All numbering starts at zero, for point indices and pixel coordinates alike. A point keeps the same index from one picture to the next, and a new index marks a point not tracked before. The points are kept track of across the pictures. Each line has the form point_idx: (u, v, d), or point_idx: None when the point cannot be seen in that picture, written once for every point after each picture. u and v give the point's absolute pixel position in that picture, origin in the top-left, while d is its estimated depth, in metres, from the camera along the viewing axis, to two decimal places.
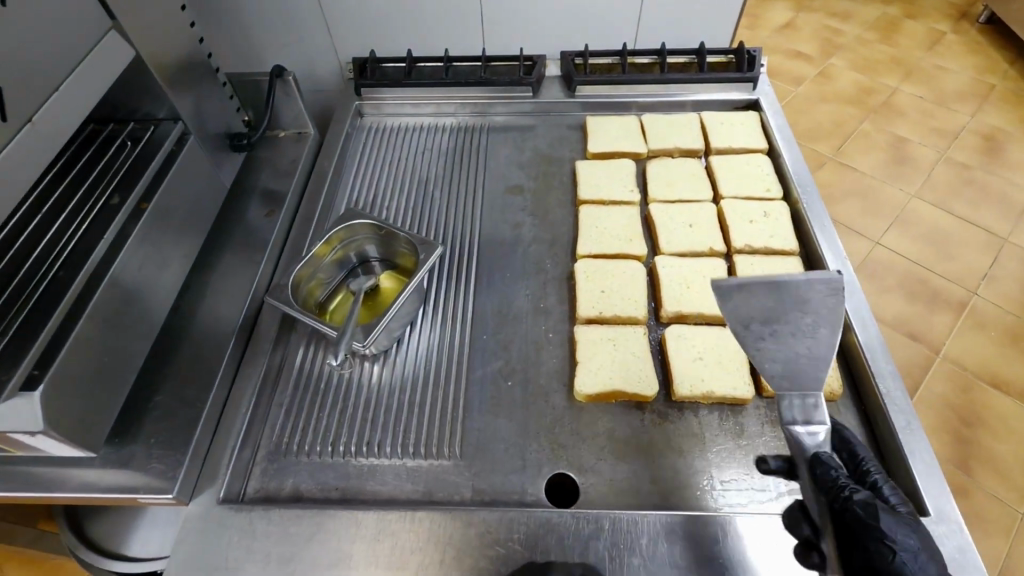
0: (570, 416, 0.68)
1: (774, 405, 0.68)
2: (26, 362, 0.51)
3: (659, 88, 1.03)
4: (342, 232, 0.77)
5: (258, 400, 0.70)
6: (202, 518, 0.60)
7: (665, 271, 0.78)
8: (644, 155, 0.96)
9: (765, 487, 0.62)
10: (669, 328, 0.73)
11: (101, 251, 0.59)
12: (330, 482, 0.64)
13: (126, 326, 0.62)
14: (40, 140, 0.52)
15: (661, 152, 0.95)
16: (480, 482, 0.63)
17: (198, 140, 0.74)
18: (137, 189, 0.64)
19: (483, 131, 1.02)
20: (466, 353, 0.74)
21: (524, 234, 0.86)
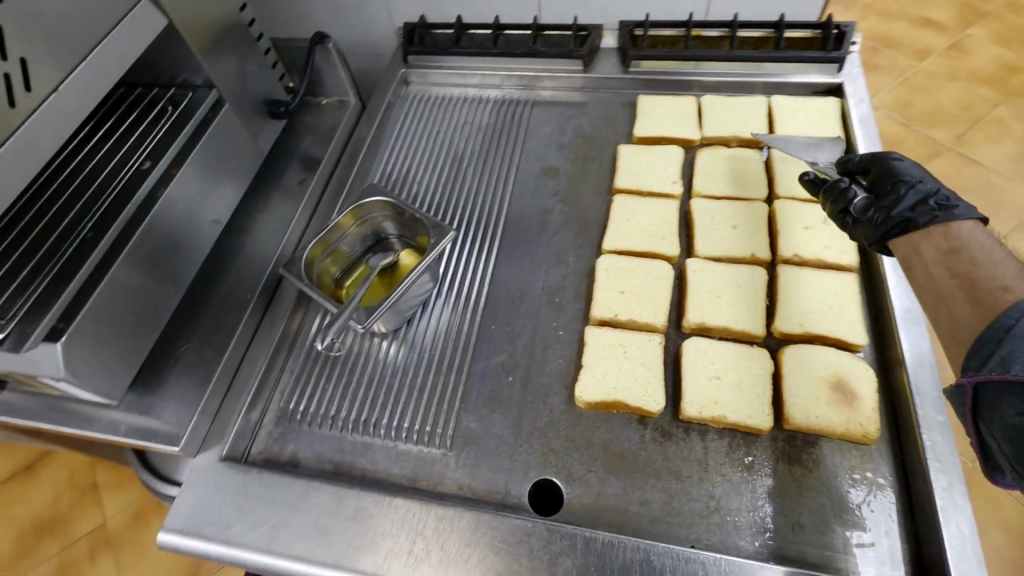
0: (567, 421, 0.65)
1: (796, 439, 0.61)
2: (50, 315, 0.55)
3: (737, 66, 0.92)
4: (358, 211, 0.77)
5: (270, 366, 0.72)
6: (204, 472, 0.64)
7: (696, 276, 0.72)
8: (697, 143, 0.87)
9: (765, 529, 0.57)
10: (688, 340, 0.68)
11: (127, 213, 0.62)
12: (325, 454, 0.66)
13: (149, 285, 0.65)
14: (65, 109, 0.53)
15: (716, 140, 0.86)
16: (466, 476, 0.63)
17: (233, 107, 0.75)
18: (167, 156, 0.66)
19: (527, 105, 0.97)
20: (473, 341, 0.73)
21: (551, 221, 0.82)
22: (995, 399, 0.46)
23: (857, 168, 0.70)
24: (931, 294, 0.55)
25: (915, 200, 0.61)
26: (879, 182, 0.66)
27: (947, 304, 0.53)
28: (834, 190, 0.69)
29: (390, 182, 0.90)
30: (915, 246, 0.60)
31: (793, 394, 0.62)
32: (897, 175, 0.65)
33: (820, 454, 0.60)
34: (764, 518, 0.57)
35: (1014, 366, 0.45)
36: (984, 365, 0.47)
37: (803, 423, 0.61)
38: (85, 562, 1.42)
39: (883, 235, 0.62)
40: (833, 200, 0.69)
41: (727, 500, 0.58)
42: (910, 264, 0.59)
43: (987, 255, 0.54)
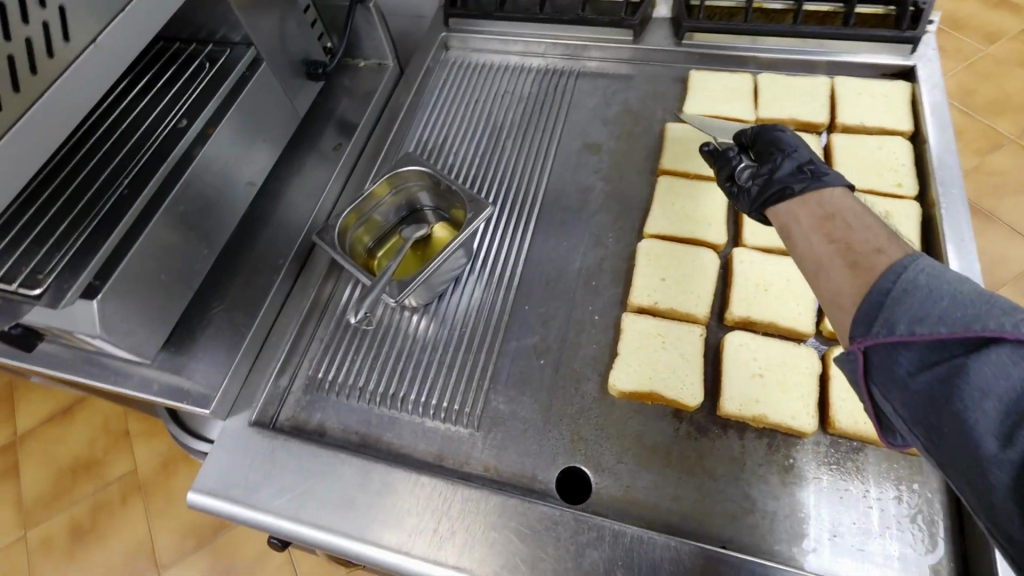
0: (599, 409, 0.63)
1: (840, 445, 0.58)
2: (88, 271, 0.54)
3: (797, 42, 0.86)
4: (392, 180, 0.75)
5: (300, 334, 0.71)
6: (233, 436, 0.64)
7: (743, 266, 0.68)
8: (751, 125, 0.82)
9: (801, 534, 0.55)
10: (731, 334, 0.64)
11: (163, 172, 0.61)
12: (352, 426, 0.66)
13: (183, 247, 0.64)
14: (102, 61, 0.51)
15: (773, 121, 0.81)
16: (492, 458, 0.62)
17: (270, 67, 0.72)
18: (204, 114, 0.65)
19: (572, 76, 0.93)
20: (505, 321, 0.71)
21: (591, 201, 0.78)
22: (884, 358, 0.39)
23: (750, 141, 0.72)
24: (813, 263, 0.49)
25: (793, 169, 0.63)
26: (762, 154, 0.69)
27: (827, 269, 0.47)
28: (725, 161, 0.71)
29: (426, 151, 0.87)
30: (793, 214, 0.56)
31: (840, 398, 0.59)
32: (777, 146, 0.68)
33: (865, 462, 0.57)
34: (761, 503, 0.56)
35: (899, 327, 0.38)
36: (870, 329, 0.40)
37: (849, 428, 0.58)
38: (119, 505, 1.48)
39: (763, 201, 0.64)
40: (724, 170, 0.71)
41: (732, 483, 0.58)
42: (788, 230, 0.57)
43: (858, 217, 0.50)
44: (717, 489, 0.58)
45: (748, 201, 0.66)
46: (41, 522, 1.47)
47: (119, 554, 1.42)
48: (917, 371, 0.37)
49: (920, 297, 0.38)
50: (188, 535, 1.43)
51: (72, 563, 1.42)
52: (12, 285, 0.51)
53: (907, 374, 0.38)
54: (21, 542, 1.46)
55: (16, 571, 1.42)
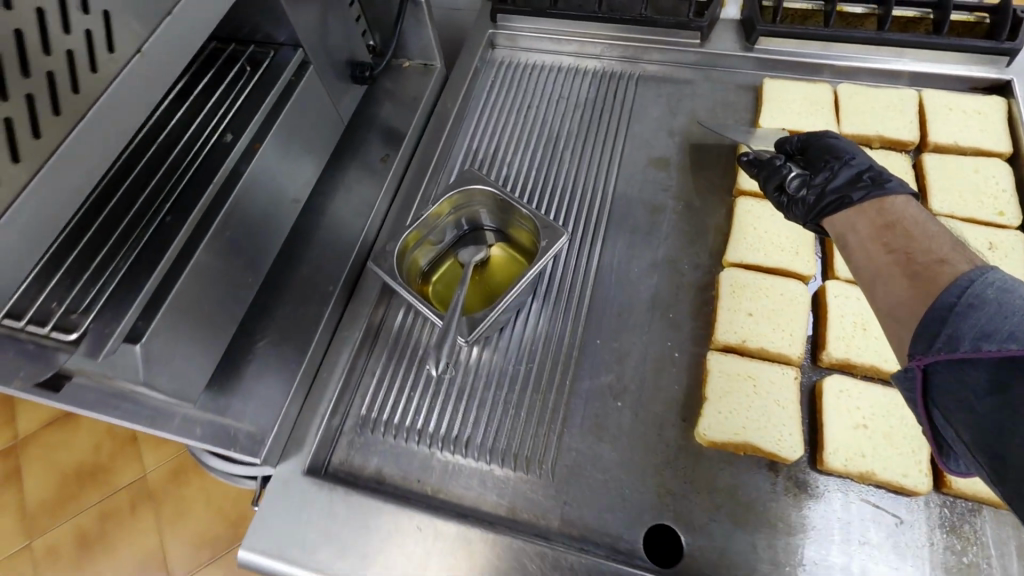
0: (686, 459, 0.58)
1: (953, 506, 0.54)
2: (130, 315, 0.48)
3: (862, 49, 0.80)
4: (458, 197, 0.69)
5: (352, 368, 0.65)
6: (284, 485, 0.58)
7: (838, 302, 0.63)
8: None
9: None
10: (829, 378, 0.59)
11: (209, 196, 0.55)
12: (413, 473, 0.60)
13: (228, 277, 0.58)
14: (149, 75, 0.44)
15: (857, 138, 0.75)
16: (571, 513, 0.57)
17: (317, 71, 0.65)
18: (250, 128, 0.58)
19: (632, 81, 0.85)
20: (575, 356, 0.65)
21: (662, 222, 0.72)
22: (947, 376, 0.39)
23: (795, 148, 0.69)
24: (869, 273, 0.51)
25: (851, 175, 0.60)
26: (813, 160, 0.65)
27: (882, 279, 0.49)
28: (769, 167, 0.67)
29: (477, 161, 0.80)
30: (851, 223, 0.57)
31: None
32: (833, 152, 0.64)
33: (983, 526, 0.53)
34: (829, 534, 0.54)
35: (963, 343, 0.38)
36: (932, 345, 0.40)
37: (967, 488, 0.53)
38: (126, 512, 1.27)
39: (820, 211, 0.60)
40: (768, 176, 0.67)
41: (804, 515, 0.55)
42: (846, 242, 0.56)
43: (920, 227, 0.51)
44: (795, 527, 0.54)
45: (800, 210, 0.63)
46: (48, 530, 1.26)
47: (129, 567, 1.22)
48: (983, 391, 0.37)
49: (988, 311, 0.38)
50: (203, 546, 1.24)
51: (85, 571, 1.22)
52: (46, 329, 0.45)
53: (974, 394, 0.38)
54: (26, 553, 1.24)
55: None
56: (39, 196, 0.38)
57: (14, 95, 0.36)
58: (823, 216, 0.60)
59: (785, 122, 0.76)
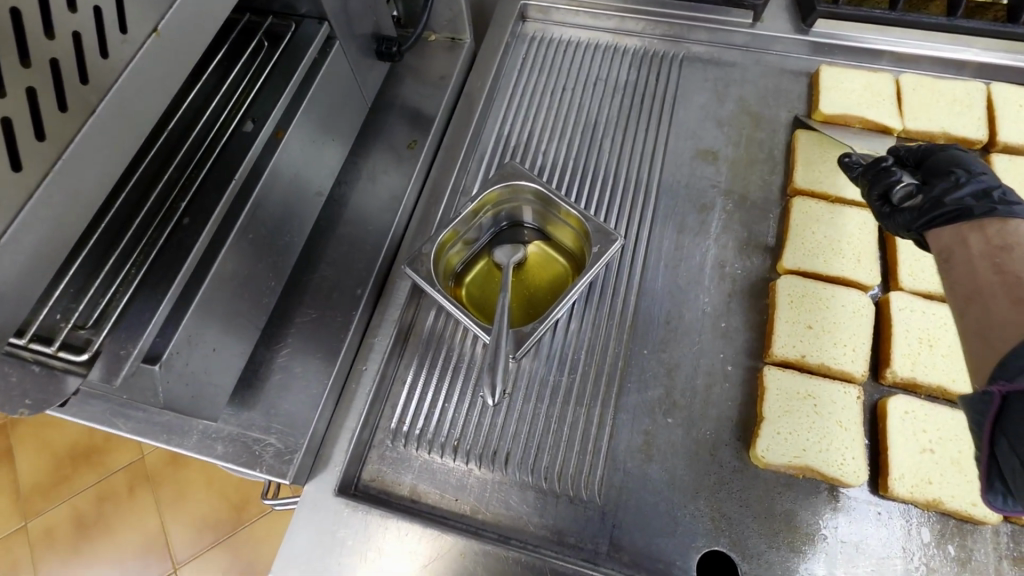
0: (742, 482, 0.55)
1: (1020, 535, 0.52)
2: (150, 332, 0.43)
3: (922, 35, 0.74)
4: (502, 192, 0.65)
5: (383, 375, 0.60)
6: (315, 504, 0.54)
7: (902, 316, 0.59)
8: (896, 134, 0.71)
9: None
10: (894, 398, 0.56)
11: (230, 194, 0.49)
12: (449, 490, 0.56)
13: (247, 283, 0.53)
14: (166, 58, 0.38)
15: (920, 134, 0.70)
16: (621, 537, 0.54)
17: (340, 49, 0.59)
18: (274, 115, 0.52)
19: (675, 62, 0.79)
20: (621, 367, 0.61)
21: (711, 222, 0.68)
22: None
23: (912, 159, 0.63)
24: (969, 288, 0.46)
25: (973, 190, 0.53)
26: (932, 172, 0.59)
27: (986, 299, 0.44)
28: (874, 169, 0.62)
29: (509, 148, 0.74)
30: (962, 237, 0.51)
31: None
32: (958, 167, 0.57)
33: None
34: (892, 562, 0.51)
35: None
36: None
37: None
38: (124, 495, 1.19)
39: (930, 217, 0.54)
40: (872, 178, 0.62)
41: (869, 542, 0.52)
42: (951, 256, 0.51)
43: None
44: (858, 554, 0.52)
45: (905, 215, 0.57)
46: (43, 512, 1.17)
47: (129, 551, 1.14)
48: None
49: None
50: (207, 529, 1.17)
51: (82, 556, 1.13)
52: (53, 348, 0.40)
53: None
54: (20, 536, 1.15)
55: (17, 570, 1.13)
56: (45, 205, 0.32)
57: (14, 87, 0.29)
58: (928, 225, 0.54)
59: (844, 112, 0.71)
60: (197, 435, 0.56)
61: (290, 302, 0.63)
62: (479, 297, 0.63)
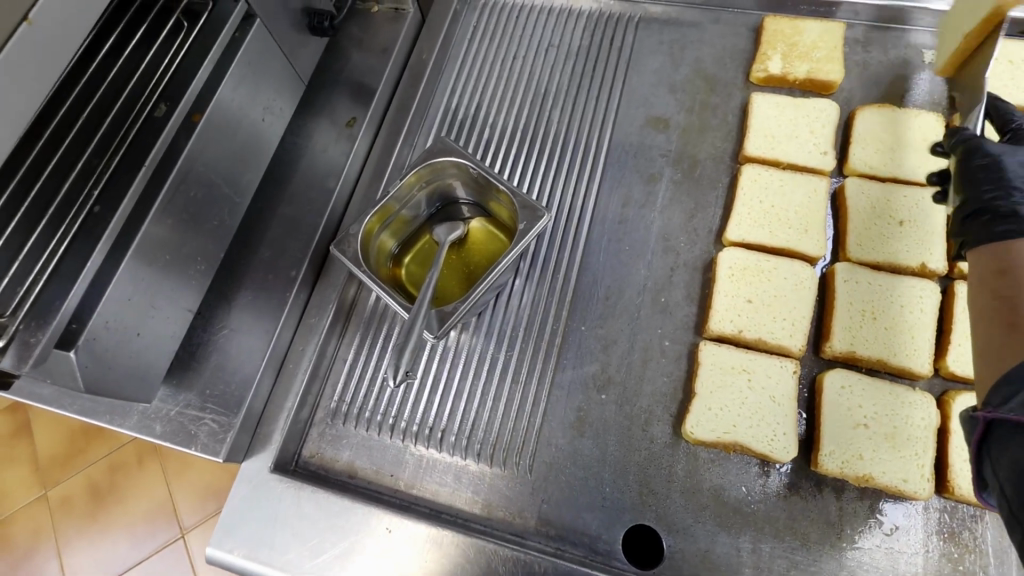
0: (672, 457, 0.55)
1: (954, 510, 0.51)
2: (59, 319, 0.44)
3: None
4: (426, 171, 0.63)
5: (322, 354, 0.61)
6: (252, 481, 0.56)
7: (846, 288, 0.57)
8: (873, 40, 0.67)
9: None
10: (831, 372, 0.55)
11: (140, 181, 0.49)
12: (384, 467, 0.57)
13: (171, 267, 0.54)
14: (40, 46, 0.37)
15: None
16: (549, 511, 0.55)
17: (262, 24, 0.57)
18: (186, 97, 0.51)
19: (632, 23, 0.75)
20: (558, 342, 0.60)
21: (658, 193, 0.65)
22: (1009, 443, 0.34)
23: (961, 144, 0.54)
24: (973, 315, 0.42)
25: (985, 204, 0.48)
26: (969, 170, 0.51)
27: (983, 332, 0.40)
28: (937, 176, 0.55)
29: (455, 123, 0.72)
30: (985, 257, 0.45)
31: (961, 455, 0.51)
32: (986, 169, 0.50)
33: (984, 532, 0.50)
34: (819, 536, 0.51)
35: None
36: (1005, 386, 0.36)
37: (970, 494, 0.50)
38: (135, 466, 1.24)
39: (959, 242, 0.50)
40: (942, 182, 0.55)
41: (798, 517, 0.52)
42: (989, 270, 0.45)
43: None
44: (786, 529, 0.51)
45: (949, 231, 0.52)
46: (60, 482, 1.23)
47: (141, 518, 1.20)
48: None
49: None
50: (209, 497, 1.21)
51: (97, 523, 1.20)
52: None
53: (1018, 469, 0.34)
54: (41, 504, 1.22)
55: (39, 536, 1.20)
56: None
57: None
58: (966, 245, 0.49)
59: (785, 68, 0.68)
60: (139, 416, 0.58)
61: (231, 283, 0.64)
62: (419, 276, 0.63)
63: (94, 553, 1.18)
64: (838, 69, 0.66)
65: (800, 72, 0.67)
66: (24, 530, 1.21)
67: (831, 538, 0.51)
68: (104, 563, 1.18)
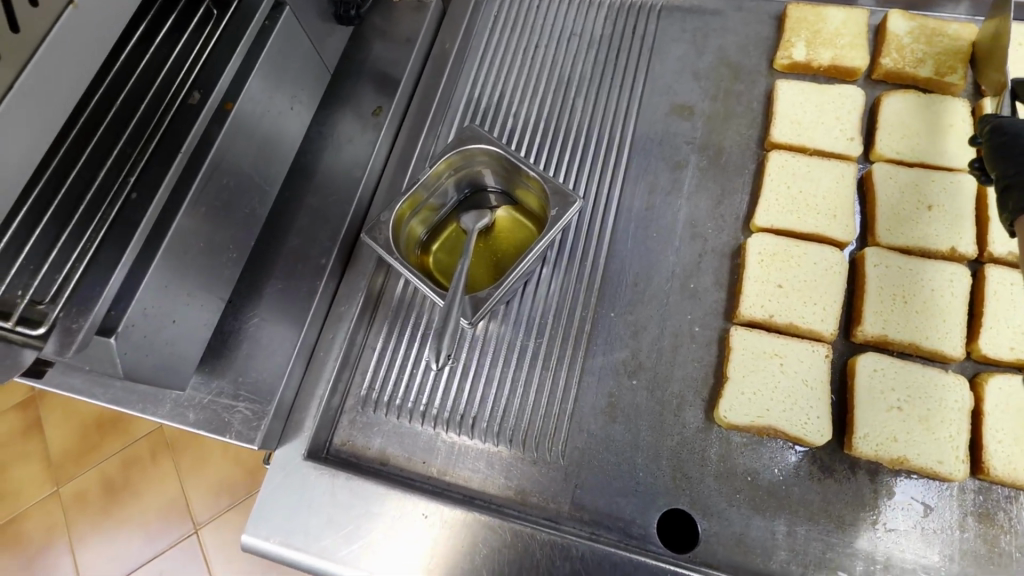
0: (704, 442, 0.55)
1: (989, 492, 0.51)
2: (100, 305, 0.45)
3: None
4: (457, 158, 0.63)
5: (352, 343, 0.61)
6: (285, 469, 0.56)
7: (877, 272, 0.57)
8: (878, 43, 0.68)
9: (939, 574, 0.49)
10: (863, 356, 0.55)
11: (176, 169, 0.49)
12: (417, 454, 0.58)
13: (204, 255, 0.54)
14: (86, 29, 0.37)
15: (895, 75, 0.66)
16: (583, 496, 0.55)
17: (290, 12, 0.57)
18: (220, 85, 0.51)
19: (654, 11, 0.75)
20: (588, 329, 0.61)
21: (684, 180, 0.66)
22: None
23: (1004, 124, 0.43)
24: None
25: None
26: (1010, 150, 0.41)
27: None
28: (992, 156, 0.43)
29: (479, 112, 0.72)
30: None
31: (995, 437, 0.51)
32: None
33: (1019, 513, 0.50)
34: (855, 519, 0.51)
35: None
36: None
37: (1005, 475, 0.50)
38: (148, 461, 1.24)
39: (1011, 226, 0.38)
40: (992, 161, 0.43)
41: (833, 500, 0.52)
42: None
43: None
44: (822, 512, 0.52)
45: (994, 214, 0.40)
46: (73, 477, 1.23)
47: (155, 513, 1.20)
48: None
49: None
50: (223, 492, 1.21)
51: (111, 519, 1.20)
52: (10, 323, 0.42)
53: None
54: (54, 500, 1.22)
55: (53, 532, 1.20)
56: None
57: None
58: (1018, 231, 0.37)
59: (810, 54, 0.68)
60: (172, 404, 0.58)
61: (258, 272, 0.64)
62: (448, 263, 0.63)
63: (108, 548, 1.18)
64: (862, 56, 0.66)
65: (824, 59, 0.67)
66: (38, 526, 1.20)
67: (867, 522, 0.51)
68: (119, 558, 1.18)
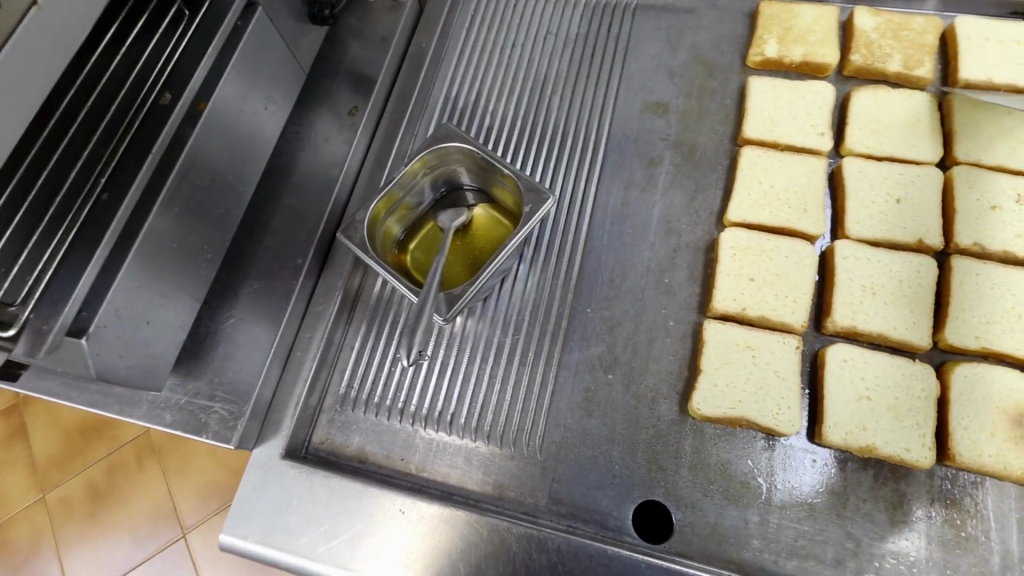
0: (678, 434, 0.56)
1: (955, 477, 0.52)
2: (71, 306, 0.45)
3: None
4: (432, 157, 0.63)
5: (329, 342, 0.61)
6: (263, 468, 0.56)
7: (846, 264, 0.58)
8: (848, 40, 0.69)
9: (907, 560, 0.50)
10: (833, 347, 0.56)
11: (148, 169, 0.49)
12: (395, 452, 0.58)
13: (178, 255, 0.54)
14: (51, 29, 0.37)
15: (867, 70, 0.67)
16: (559, 490, 0.55)
17: (263, 11, 0.57)
18: (191, 84, 0.51)
19: (629, 9, 0.76)
20: (564, 325, 0.61)
21: (658, 176, 0.66)
22: None
23: None
24: None
25: None
26: None
27: None
28: None
29: (455, 111, 0.72)
30: None
31: (961, 424, 0.53)
32: None
33: (985, 498, 0.51)
34: (827, 508, 0.52)
35: None
36: None
37: (971, 461, 0.51)
38: (133, 467, 1.23)
39: None
40: None
41: (805, 490, 0.53)
42: None
43: None
44: (793, 501, 0.52)
45: None
46: (58, 484, 1.22)
47: (140, 519, 1.20)
48: None
49: None
50: (209, 496, 1.20)
51: (96, 525, 1.19)
52: None
53: None
54: (39, 507, 1.21)
55: (38, 540, 1.19)
56: None
57: None
58: None
59: (781, 51, 0.69)
60: (149, 406, 0.58)
61: (235, 273, 0.64)
62: (425, 261, 0.63)
63: (94, 555, 1.17)
64: (833, 52, 0.67)
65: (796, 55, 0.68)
66: (22, 533, 1.20)
67: (838, 511, 0.52)
68: (105, 565, 1.17)
